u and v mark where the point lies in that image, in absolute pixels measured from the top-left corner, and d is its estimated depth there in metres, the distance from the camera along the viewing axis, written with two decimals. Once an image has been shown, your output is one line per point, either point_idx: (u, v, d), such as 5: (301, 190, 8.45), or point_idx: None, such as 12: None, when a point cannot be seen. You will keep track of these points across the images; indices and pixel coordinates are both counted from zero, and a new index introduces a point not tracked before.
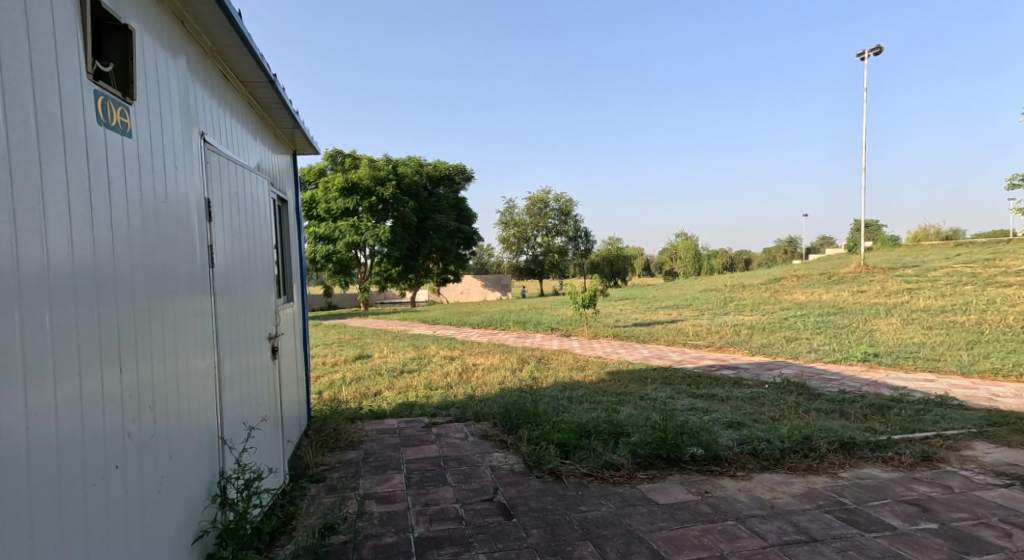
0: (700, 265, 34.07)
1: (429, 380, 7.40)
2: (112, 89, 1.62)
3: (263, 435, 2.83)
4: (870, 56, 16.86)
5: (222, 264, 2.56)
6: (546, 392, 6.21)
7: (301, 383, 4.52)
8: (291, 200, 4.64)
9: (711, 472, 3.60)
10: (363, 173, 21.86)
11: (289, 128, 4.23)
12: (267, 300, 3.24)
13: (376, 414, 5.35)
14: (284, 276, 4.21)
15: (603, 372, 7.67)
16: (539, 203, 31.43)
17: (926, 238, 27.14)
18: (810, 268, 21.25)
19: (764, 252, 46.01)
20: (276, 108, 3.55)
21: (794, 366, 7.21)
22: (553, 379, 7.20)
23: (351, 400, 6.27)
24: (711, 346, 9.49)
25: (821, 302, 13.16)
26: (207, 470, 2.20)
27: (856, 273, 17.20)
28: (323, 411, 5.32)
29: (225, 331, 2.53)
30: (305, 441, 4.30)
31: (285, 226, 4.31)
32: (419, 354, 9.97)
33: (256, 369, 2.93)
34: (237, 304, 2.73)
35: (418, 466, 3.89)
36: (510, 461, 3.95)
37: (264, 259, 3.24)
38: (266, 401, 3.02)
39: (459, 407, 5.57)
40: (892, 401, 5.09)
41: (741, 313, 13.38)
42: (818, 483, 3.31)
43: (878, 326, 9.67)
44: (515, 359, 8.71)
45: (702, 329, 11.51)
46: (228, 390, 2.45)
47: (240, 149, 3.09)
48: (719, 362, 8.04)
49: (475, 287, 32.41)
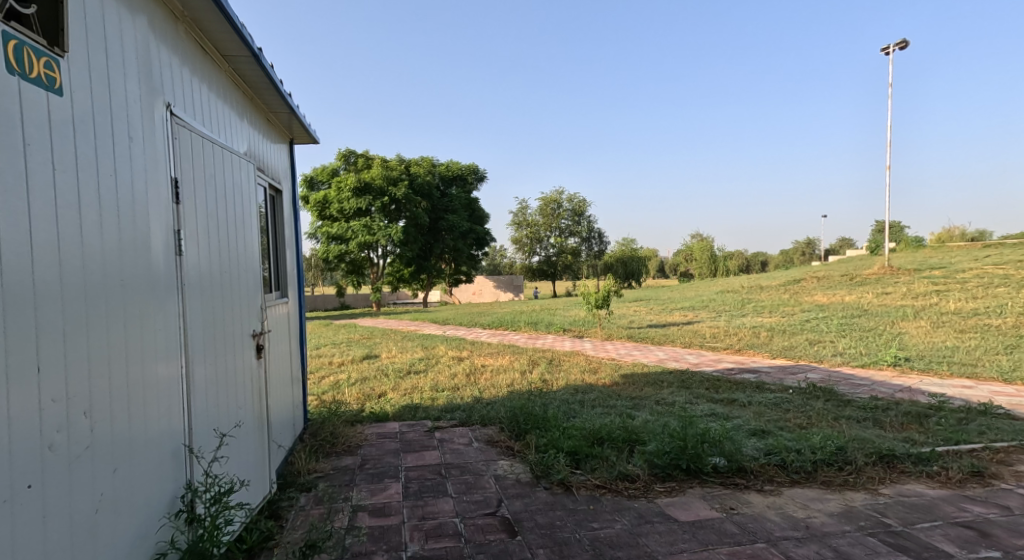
0: (716, 268, 33.42)
1: (436, 382, 7.11)
2: (32, 34, 1.36)
3: (239, 442, 2.55)
4: (895, 50, 16.33)
5: (195, 254, 2.29)
6: (556, 396, 5.88)
7: (296, 385, 4.28)
8: (287, 191, 4.39)
9: (736, 485, 3.29)
10: (376, 173, 21.72)
11: (283, 114, 3.96)
12: (252, 295, 2.98)
13: (377, 417, 5.08)
14: (275, 272, 3.98)
15: (616, 374, 7.36)
16: (553, 202, 31.23)
17: (950, 239, 26.50)
18: (829, 270, 20.70)
19: (781, 254, 45.31)
20: (266, 89, 3.29)
21: (819, 370, 6.85)
22: (565, 382, 6.89)
23: (354, 402, 6.02)
24: (729, 349, 9.14)
25: (844, 304, 12.71)
26: (171, 483, 1.94)
27: (879, 275, 16.68)
28: (321, 412, 5.08)
29: (196, 327, 2.26)
30: (300, 445, 4.05)
31: (278, 218, 4.08)
32: (427, 354, 9.71)
33: (236, 370, 2.66)
34: (213, 299, 2.46)
35: (418, 474, 3.62)
36: (516, 470, 3.66)
37: (249, 251, 2.98)
38: (247, 406, 2.75)
39: (465, 410, 5.29)
40: (930, 409, 4.73)
41: (759, 315, 12.99)
42: (857, 501, 2.99)
43: (907, 329, 9.25)
44: (525, 361, 8.40)
45: (720, 331, 11.13)
46: (198, 394, 2.19)
47: (223, 130, 2.82)
48: (738, 365, 7.70)
49: (487, 287, 32.12)
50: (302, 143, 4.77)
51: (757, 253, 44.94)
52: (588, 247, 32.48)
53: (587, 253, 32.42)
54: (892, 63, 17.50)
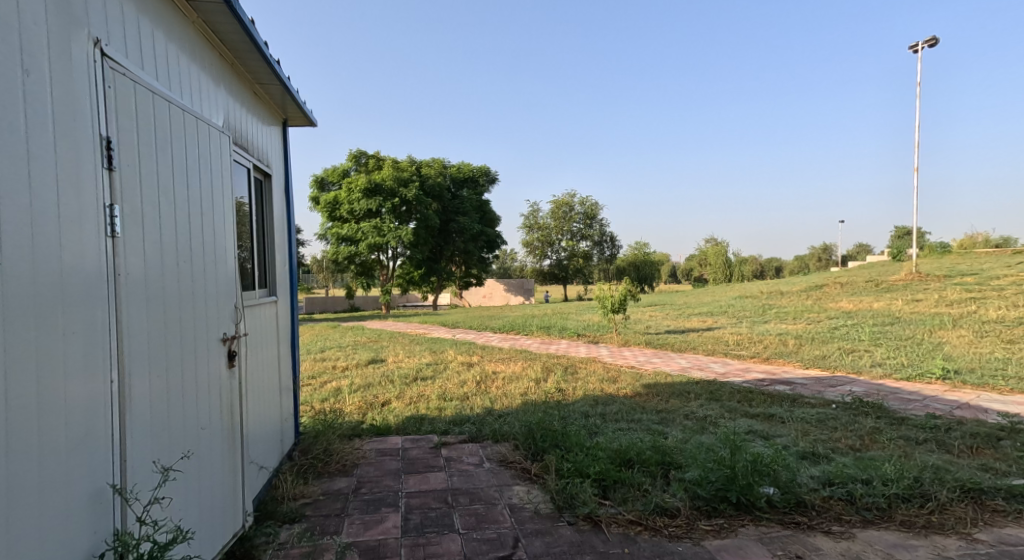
0: (731, 273, 32.74)
1: (443, 390, 6.60)
2: None
3: (195, 474, 2.07)
4: (924, 48, 15.64)
5: (141, 239, 1.82)
6: (575, 408, 5.36)
7: (286, 395, 3.81)
8: (279, 177, 3.91)
9: (797, 524, 2.77)
10: (386, 174, 21.24)
11: (272, 86, 3.49)
12: (225, 292, 2.50)
13: (378, 430, 4.59)
14: (262, 268, 3.52)
15: (638, 384, 6.81)
16: (565, 206, 30.81)
17: (974, 245, 25.68)
18: (851, 276, 20.03)
19: (796, 260, 44.50)
20: (248, 52, 2.82)
21: (861, 383, 6.29)
22: (583, 392, 6.38)
23: (354, 412, 5.55)
24: (755, 357, 8.59)
25: (874, 311, 12.09)
26: (84, 536, 1.48)
27: (906, 281, 16.01)
28: (316, 423, 4.61)
29: (138, 331, 1.79)
30: (287, 464, 3.57)
31: (265, 206, 3.61)
32: (435, 359, 9.22)
33: (200, 381, 2.18)
34: (168, 296, 1.99)
35: (420, 503, 3.13)
36: (533, 499, 3.16)
37: (223, 240, 2.49)
38: (212, 426, 2.27)
39: (475, 423, 4.80)
40: (1002, 431, 4.18)
41: (783, 322, 12.40)
42: (952, 551, 2.48)
43: (948, 338, 8.64)
44: (539, 368, 7.89)
45: (744, 339, 10.55)
46: (136, 416, 1.73)
47: (189, 91, 2.34)
48: (769, 376, 7.14)
49: (498, 291, 31.30)
50: (299, 124, 4.31)
51: (771, 259, 44.15)
52: (599, 252, 32.07)
53: (598, 258, 32.02)
54: (920, 62, 16.79)
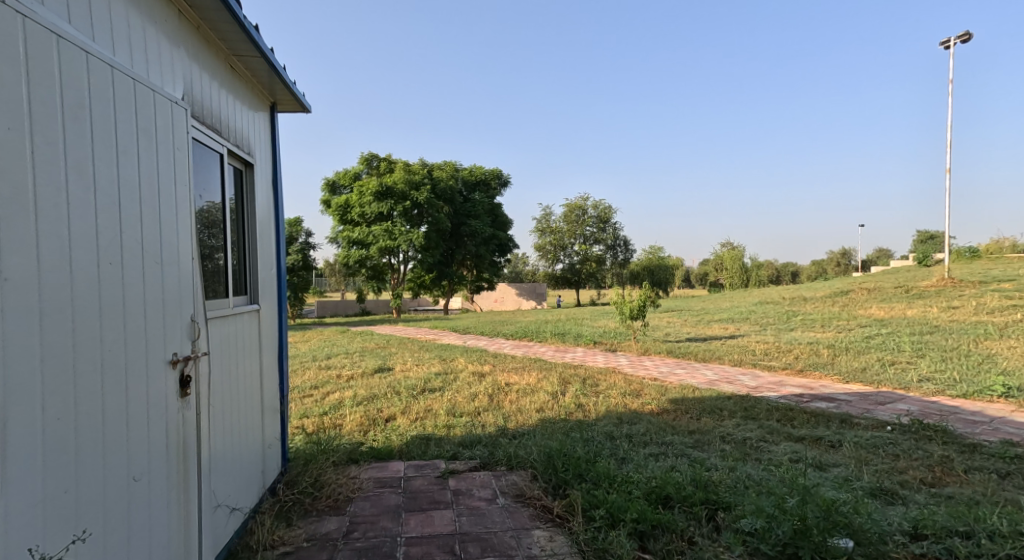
0: (747, 277, 32.10)
1: (453, 404, 6.07)
2: None
3: (119, 543, 1.58)
4: (957, 44, 14.90)
5: (35, 231, 1.36)
6: (598, 429, 4.82)
7: (270, 417, 3.32)
8: (265, 168, 3.43)
9: None
10: (397, 177, 20.81)
11: (253, 62, 2.99)
12: (180, 303, 1.99)
13: (377, 454, 4.09)
14: (241, 273, 3.04)
15: (664, 400, 6.26)
16: (578, 210, 30.25)
17: (1002, 250, 24.84)
18: (877, 281, 19.31)
19: (814, 265, 43.67)
20: (214, 10, 2.33)
21: (913, 401, 5.71)
22: (604, 408, 5.84)
23: (355, 430, 5.06)
24: (787, 369, 8.00)
25: (909, 319, 11.43)
26: None
27: (938, 287, 15.29)
28: (309, 445, 4.11)
29: (28, 356, 1.33)
30: (267, 500, 3.07)
31: (245, 201, 3.13)
32: (445, 368, 8.73)
33: (139, 418, 1.69)
34: (88, 305, 1.51)
35: (422, 553, 2.61)
36: (556, 549, 2.65)
37: (179, 240, 2.00)
38: (155, 475, 1.77)
39: (487, 446, 4.29)
40: None
41: (810, 330, 11.77)
42: None
43: (998, 349, 8.00)
44: (555, 380, 7.36)
45: (772, 348, 9.94)
46: (7, 474, 1.26)
47: (131, 50, 1.85)
48: (806, 390, 6.57)
49: (510, 295, 30.81)
50: (290, 111, 3.83)
51: (788, 263, 43.26)
52: (612, 256, 31.48)
53: (611, 262, 31.45)
54: (953, 59, 16.02)
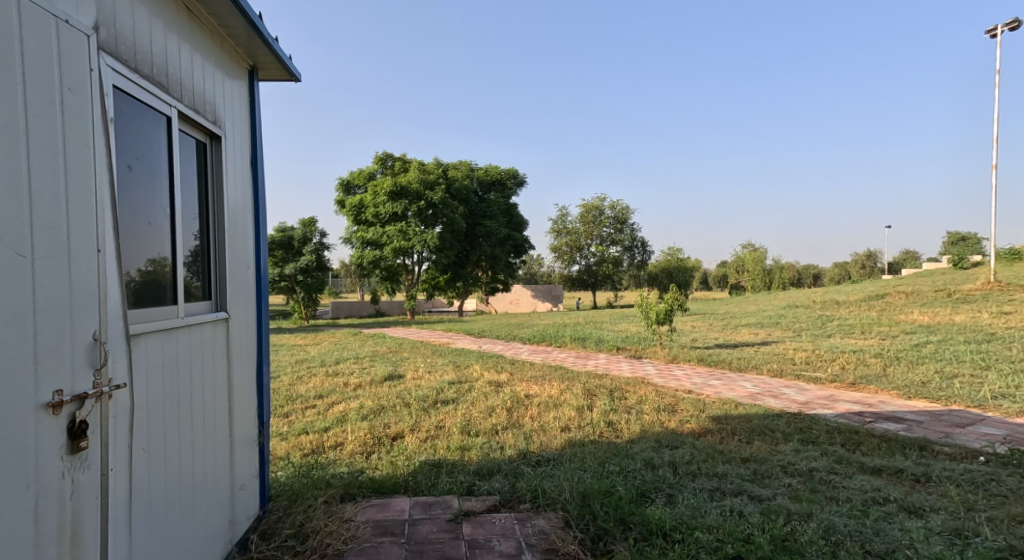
0: (770, 279, 31.17)
1: (467, 420, 5.41)
2: None
3: None
4: (1004, 32, 13.95)
5: None
6: (636, 454, 4.15)
7: (244, 450, 2.70)
8: (239, 142, 2.78)
9: None
10: (412, 176, 20.24)
11: (218, 9, 2.35)
12: (73, 315, 1.36)
13: (379, 487, 3.45)
14: (202, 271, 2.41)
15: (705, 417, 5.54)
16: (595, 210, 29.45)
17: None
18: (912, 284, 18.39)
19: (836, 267, 42.59)
20: None
21: (994, 423, 4.97)
22: (639, 427, 5.15)
23: (355, 452, 4.42)
24: (835, 381, 7.24)
25: (959, 325, 10.60)
26: None
27: (983, 290, 14.40)
28: (298, 476, 3.48)
29: None
30: None
31: (211, 182, 2.49)
32: (459, 376, 8.07)
33: None
34: None
35: None
36: None
37: (75, 226, 1.38)
38: None
39: (508, 478, 3.62)
40: None
41: (849, 336, 10.99)
42: None
43: None
44: (580, 391, 6.68)
45: (812, 356, 9.16)
46: None
47: None
48: (865, 407, 5.82)
49: (525, 296, 30.09)
50: (277, 79, 3.20)
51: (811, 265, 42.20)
52: (630, 258, 30.73)
53: (628, 264, 30.75)
54: (997, 48, 15.01)
